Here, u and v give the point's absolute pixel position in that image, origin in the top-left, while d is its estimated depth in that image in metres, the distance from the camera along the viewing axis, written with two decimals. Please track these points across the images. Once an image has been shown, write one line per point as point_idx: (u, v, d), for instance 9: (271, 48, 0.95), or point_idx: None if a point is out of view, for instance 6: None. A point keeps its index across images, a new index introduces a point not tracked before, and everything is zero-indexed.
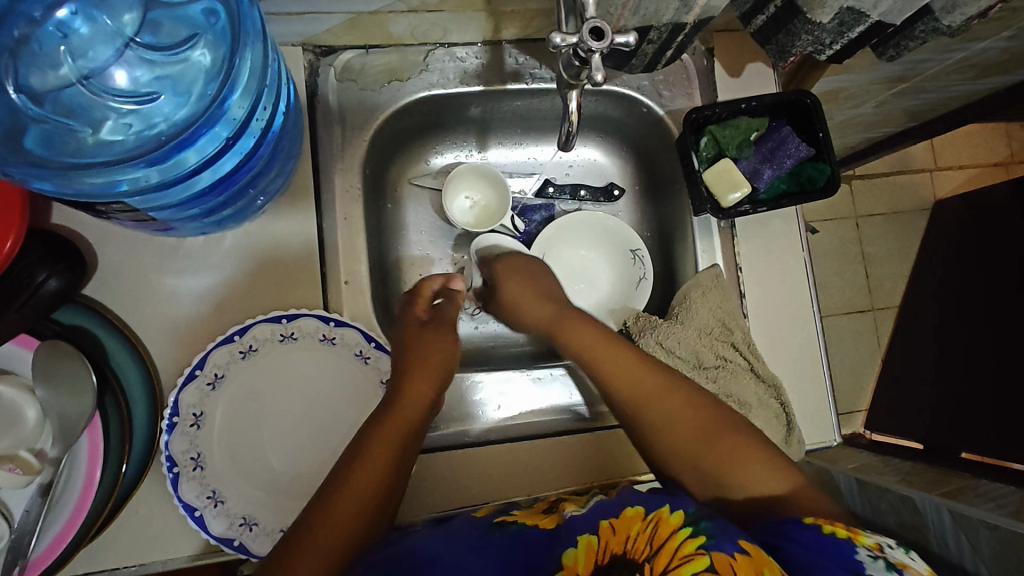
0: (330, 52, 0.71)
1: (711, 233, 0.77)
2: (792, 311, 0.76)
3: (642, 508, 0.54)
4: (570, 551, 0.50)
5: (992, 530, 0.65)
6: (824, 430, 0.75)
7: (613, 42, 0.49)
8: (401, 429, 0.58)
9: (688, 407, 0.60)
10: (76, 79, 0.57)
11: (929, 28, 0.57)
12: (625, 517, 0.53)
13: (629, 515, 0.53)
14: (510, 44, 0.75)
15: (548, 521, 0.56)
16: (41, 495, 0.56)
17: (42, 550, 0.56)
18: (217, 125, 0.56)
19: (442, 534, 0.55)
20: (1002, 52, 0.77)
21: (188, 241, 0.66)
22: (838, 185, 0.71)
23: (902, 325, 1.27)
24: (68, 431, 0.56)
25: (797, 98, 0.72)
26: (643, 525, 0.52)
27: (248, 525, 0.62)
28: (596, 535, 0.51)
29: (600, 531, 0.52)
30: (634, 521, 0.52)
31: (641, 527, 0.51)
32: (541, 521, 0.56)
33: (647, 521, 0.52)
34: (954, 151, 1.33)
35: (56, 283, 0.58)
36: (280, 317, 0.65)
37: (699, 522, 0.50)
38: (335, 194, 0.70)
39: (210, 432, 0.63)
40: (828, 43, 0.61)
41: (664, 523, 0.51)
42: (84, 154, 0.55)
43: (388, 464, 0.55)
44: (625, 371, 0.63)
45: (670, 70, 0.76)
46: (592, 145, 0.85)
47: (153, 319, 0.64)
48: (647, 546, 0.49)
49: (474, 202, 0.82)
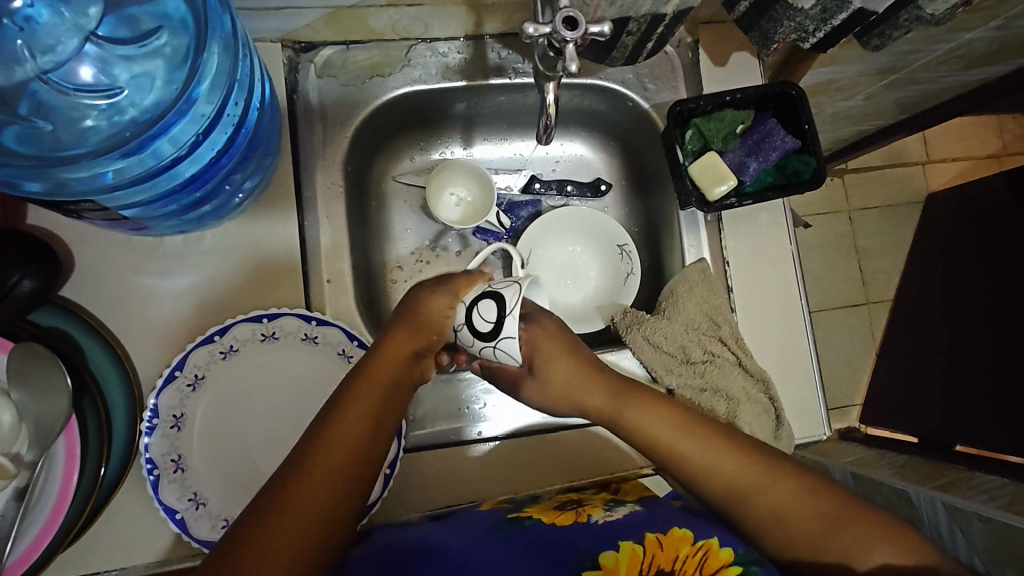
0: (310, 48, 0.70)
1: (698, 226, 0.77)
2: (783, 305, 0.75)
3: (692, 532, 0.55)
4: (611, 553, 0.52)
5: (985, 523, 0.65)
6: (814, 422, 0.74)
7: (587, 32, 0.49)
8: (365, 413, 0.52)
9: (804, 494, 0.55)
10: (36, 75, 0.55)
11: (912, 16, 0.56)
12: (673, 536, 0.54)
13: (677, 535, 0.54)
14: (493, 38, 0.74)
15: (566, 518, 0.59)
16: (18, 499, 0.55)
17: (18, 555, 0.55)
18: (187, 118, 0.56)
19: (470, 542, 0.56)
20: (992, 43, 0.76)
21: (168, 240, 0.65)
22: (825, 177, 0.71)
23: (896, 318, 1.26)
24: (43, 434, 0.55)
25: (781, 90, 0.71)
26: (691, 550, 0.53)
27: (230, 527, 0.61)
28: (641, 547, 0.52)
29: (646, 544, 0.53)
30: (683, 541, 0.54)
31: (690, 551, 0.53)
32: (558, 519, 0.59)
33: (696, 546, 0.53)
34: (948, 143, 1.32)
35: (30, 284, 0.57)
36: (260, 317, 0.64)
37: (749, 565, 0.52)
38: (316, 191, 0.69)
39: (190, 435, 0.62)
40: (811, 31, 0.60)
41: (714, 554, 0.53)
42: (62, 147, 0.55)
43: (339, 474, 0.48)
44: (717, 459, 0.57)
45: (655, 63, 0.76)
46: (578, 140, 0.85)
47: (132, 320, 0.64)
48: (694, 572, 0.51)
49: (461, 199, 0.81)
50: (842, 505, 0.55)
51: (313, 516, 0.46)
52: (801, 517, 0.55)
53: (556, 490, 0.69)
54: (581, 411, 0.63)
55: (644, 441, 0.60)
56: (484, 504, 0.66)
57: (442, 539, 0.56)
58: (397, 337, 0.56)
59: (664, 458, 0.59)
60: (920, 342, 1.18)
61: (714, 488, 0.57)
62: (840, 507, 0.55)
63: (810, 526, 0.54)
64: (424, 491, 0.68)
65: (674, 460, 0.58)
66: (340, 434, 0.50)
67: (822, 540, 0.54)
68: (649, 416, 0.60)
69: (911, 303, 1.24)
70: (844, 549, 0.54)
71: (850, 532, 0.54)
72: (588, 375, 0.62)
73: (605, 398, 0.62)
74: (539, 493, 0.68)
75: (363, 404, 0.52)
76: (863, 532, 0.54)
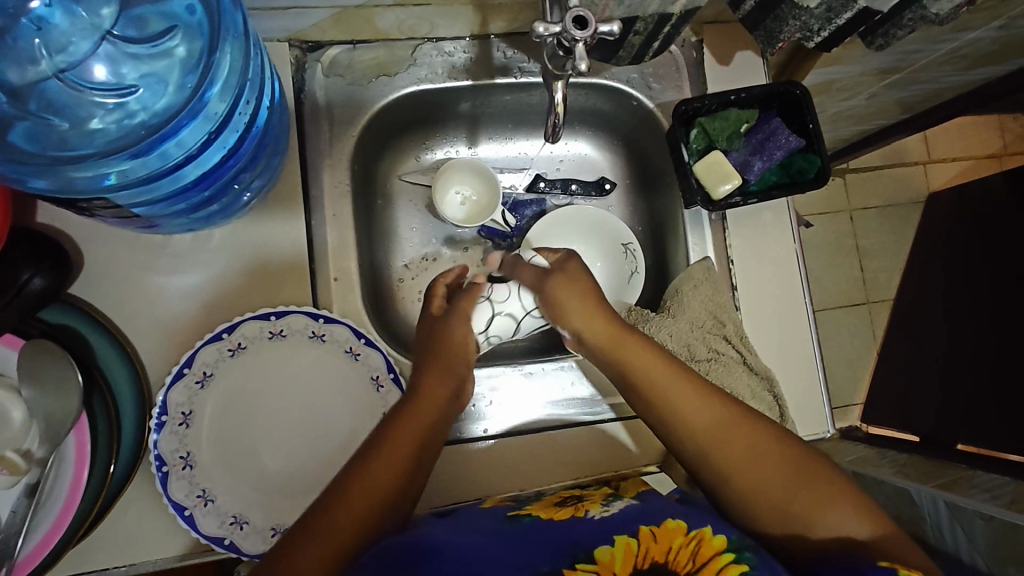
0: (317, 47, 0.71)
1: (702, 225, 0.77)
2: (785, 303, 0.75)
3: (686, 522, 0.55)
4: (606, 547, 0.51)
5: (987, 522, 0.65)
6: (818, 420, 0.74)
7: (597, 31, 0.50)
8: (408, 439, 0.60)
9: (771, 450, 0.56)
10: (52, 74, 0.56)
11: (917, 16, 0.56)
12: (666, 528, 0.54)
13: (670, 527, 0.54)
14: (498, 38, 0.74)
15: (564, 514, 0.59)
16: (29, 495, 0.56)
17: (29, 551, 0.56)
18: (199, 118, 0.56)
19: (474, 540, 0.55)
20: (994, 43, 0.76)
21: (176, 238, 0.65)
22: (829, 176, 0.71)
23: (898, 317, 1.26)
24: (54, 431, 0.56)
25: (785, 89, 0.72)
26: (684, 540, 0.52)
27: (238, 524, 0.62)
28: (635, 539, 0.52)
29: (640, 536, 0.53)
30: (676, 533, 0.53)
31: (684, 541, 0.52)
32: (556, 514, 0.59)
33: (688, 536, 0.52)
34: (948, 143, 1.33)
35: (41, 282, 0.57)
36: (268, 315, 0.64)
37: (742, 551, 0.50)
38: (323, 190, 0.70)
39: (199, 432, 0.63)
40: (816, 30, 0.60)
41: (706, 543, 0.51)
42: (69, 147, 0.55)
43: (373, 498, 0.55)
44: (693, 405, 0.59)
45: (659, 63, 0.76)
46: (583, 139, 0.85)
47: (141, 317, 0.64)
48: (688, 561, 0.50)
49: (465, 198, 0.81)
50: (811, 466, 0.55)
51: (354, 526, 0.53)
52: (767, 471, 0.55)
53: (562, 486, 0.69)
54: (585, 332, 0.67)
55: (632, 375, 0.62)
56: (488, 501, 0.66)
57: (439, 535, 0.56)
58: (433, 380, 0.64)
59: (647, 391, 0.61)
60: (922, 342, 1.18)
61: (689, 429, 0.58)
62: (808, 468, 0.55)
63: (774, 480, 0.55)
64: (429, 488, 0.68)
65: (657, 397, 0.60)
66: (388, 457, 0.57)
67: (786, 499, 0.54)
68: (643, 348, 0.63)
69: (912, 302, 1.24)
70: (797, 504, 0.54)
71: (815, 492, 0.54)
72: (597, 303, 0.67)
73: (610, 324, 0.66)
74: (544, 490, 0.68)
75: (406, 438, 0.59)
76: (828, 496, 0.53)
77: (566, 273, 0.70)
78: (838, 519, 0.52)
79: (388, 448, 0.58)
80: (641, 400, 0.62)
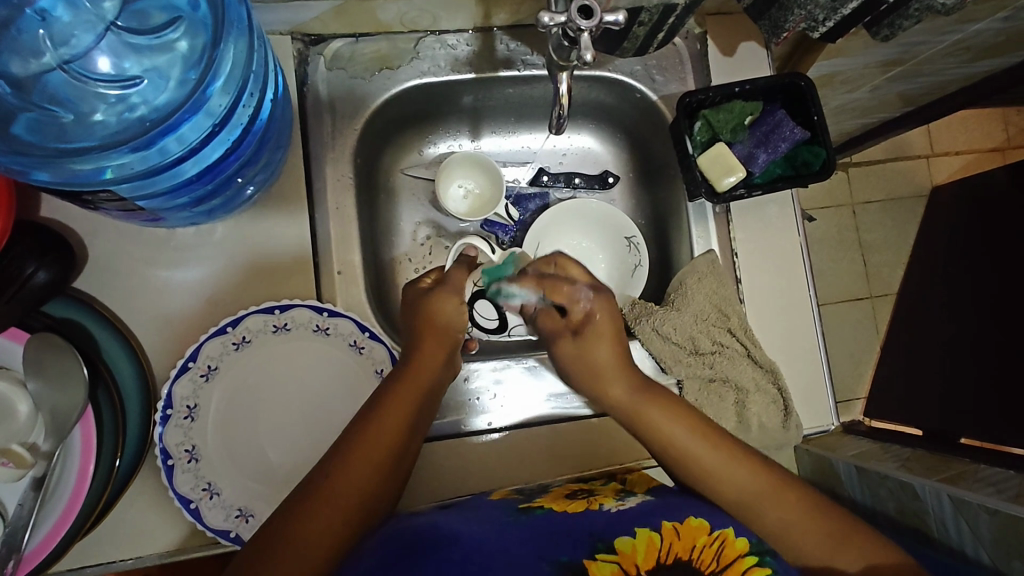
0: (319, 40, 0.70)
1: (706, 217, 0.77)
2: (789, 296, 0.75)
3: (707, 521, 0.55)
4: (627, 538, 0.52)
5: (992, 516, 0.59)
6: (821, 413, 0.74)
7: (602, 21, 0.49)
8: (404, 411, 0.59)
9: (759, 471, 0.59)
10: (56, 65, 0.56)
11: (923, 6, 0.55)
12: (688, 525, 0.54)
13: (692, 524, 0.55)
14: (501, 30, 0.74)
15: (578, 506, 0.58)
16: (35, 488, 0.56)
17: (36, 544, 0.56)
18: (201, 112, 0.56)
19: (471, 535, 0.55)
20: (999, 34, 0.75)
21: (180, 231, 0.65)
22: (834, 168, 0.71)
23: (901, 313, 1.26)
24: (59, 425, 0.56)
25: (790, 81, 0.71)
26: (707, 539, 0.53)
27: (244, 516, 0.62)
28: (658, 534, 0.53)
29: (662, 531, 0.53)
30: (698, 532, 0.54)
31: (706, 541, 0.53)
32: (569, 506, 0.58)
33: (711, 536, 0.54)
34: (950, 137, 1.32)
35: (45, 276, 0.58)
36: (273, 308, 0.64)
37: (763, 555, 0.53)
38: (326, 183, 0.70)
39: (204, 425, 0.62)
40: (821, 20, 0.60)
41: (729, 544, 0.53)
42: (69, 139, 0.55)
43: (354, 501, 0.55)
44: (689, 434, 0.61)
45: (663, 55, 0.76)
46: (586, 133, 0.85)
47: (145, 312, 0.64)
48: (711, 561, 0.52)
49: (469, 191, 0.81)
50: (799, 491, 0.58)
51: (342, 509, 0.54)
52: (755, 490, 0.58)
53: (565, 478, 0.69)
54: (607, 401, 0.65)
55: (643, 424, 0.63)
56: (495, 493, 0.66)
57: (445, 531, 0.56)
58: (427, 358, 0.63)
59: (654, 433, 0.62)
60: (927, 337, 1.17)
61: (690, 455, 0.60)
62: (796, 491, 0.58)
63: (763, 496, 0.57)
64: (433, 482, 0.68)
65: (652, 429, 0.62)
66: (376, 433, 0.57)
67: (773, 510, 0.57)
68: (656, 403, 0.63)
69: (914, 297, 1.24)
70: (798, 523, 0.56)
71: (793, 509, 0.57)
72: (622, 368, 0.65)
73: (627, 393, 0.64)
74: (550, 482, 0.69)
75: (401, 410, 0.59)
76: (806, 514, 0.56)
77: (593, 327, 0.66)
78: (844, 545, 0.55)
79: (378, 432, 0.57)
80: (650, 441, 0.63)
